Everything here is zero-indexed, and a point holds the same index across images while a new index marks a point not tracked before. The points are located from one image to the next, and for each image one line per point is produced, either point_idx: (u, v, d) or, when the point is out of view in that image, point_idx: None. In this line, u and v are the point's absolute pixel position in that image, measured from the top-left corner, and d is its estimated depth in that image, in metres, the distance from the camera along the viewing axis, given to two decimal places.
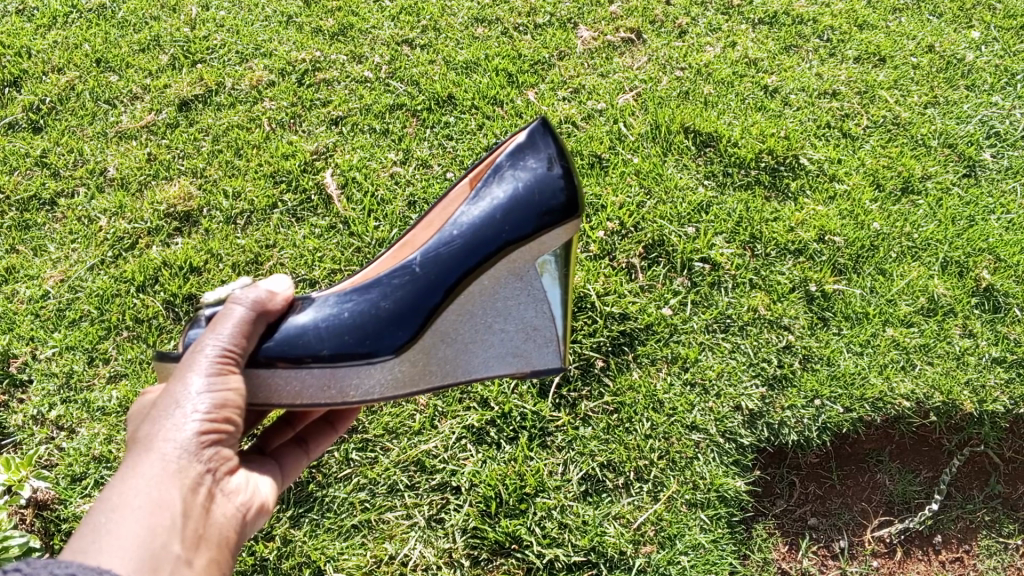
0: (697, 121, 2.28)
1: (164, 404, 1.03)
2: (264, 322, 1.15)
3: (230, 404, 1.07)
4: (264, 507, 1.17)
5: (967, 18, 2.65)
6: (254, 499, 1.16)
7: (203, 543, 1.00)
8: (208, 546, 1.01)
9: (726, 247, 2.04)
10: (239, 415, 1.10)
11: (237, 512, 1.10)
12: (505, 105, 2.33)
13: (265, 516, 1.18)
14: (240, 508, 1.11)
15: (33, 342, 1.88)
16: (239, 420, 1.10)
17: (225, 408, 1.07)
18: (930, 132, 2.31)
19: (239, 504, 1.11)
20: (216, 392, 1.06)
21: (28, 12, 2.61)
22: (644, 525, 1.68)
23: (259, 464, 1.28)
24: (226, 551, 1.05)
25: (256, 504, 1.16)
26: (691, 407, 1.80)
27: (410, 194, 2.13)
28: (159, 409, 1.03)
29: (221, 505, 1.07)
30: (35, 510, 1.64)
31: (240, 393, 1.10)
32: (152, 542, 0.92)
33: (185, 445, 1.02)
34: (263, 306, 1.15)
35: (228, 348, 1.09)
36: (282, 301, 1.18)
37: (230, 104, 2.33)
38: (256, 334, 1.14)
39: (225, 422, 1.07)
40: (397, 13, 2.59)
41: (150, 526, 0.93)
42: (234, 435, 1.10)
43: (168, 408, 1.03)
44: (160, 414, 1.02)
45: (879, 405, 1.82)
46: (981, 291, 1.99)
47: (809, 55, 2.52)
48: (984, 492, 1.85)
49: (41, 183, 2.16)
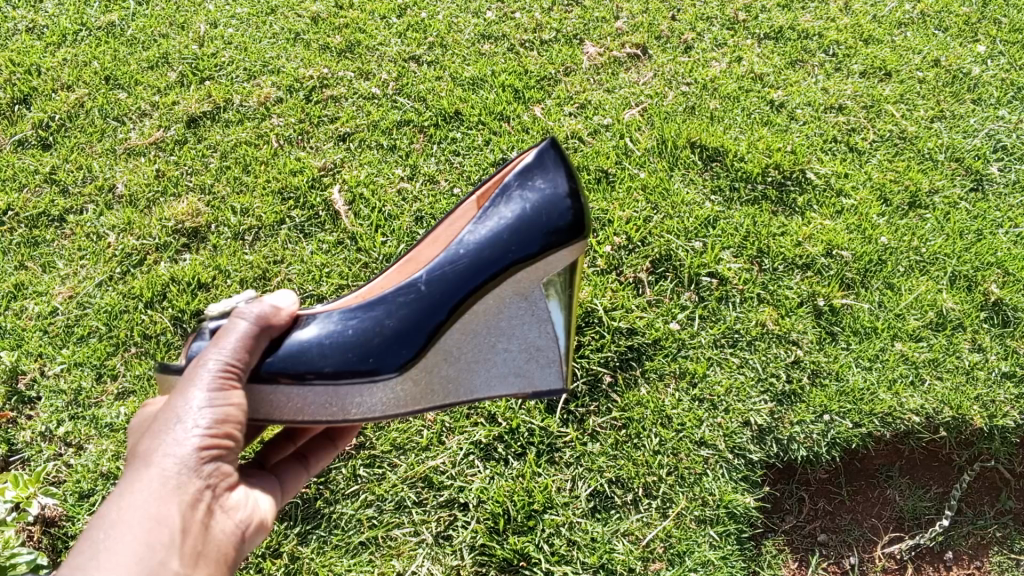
0: (704, 135, 2.28)
1: (165, 417, 1.03)
2: (267, 336, 1.15)
3: (231, 419, 1.07)
4: (263, 524, 1.17)
5: (973, 32, 2.65)
6: (254, 514, 1.15)
7: (202, 559, 1.01)
8: (208, 562, 1.02)
9: (733, 262, 2.04)
10: (240, 430, 1.09)
11: (237, 528, 1.10)
12: (512, 120, 2.34)
13: (265, 532, 1.18)
14: (240, 524, 1.11)
15: (42, 357, 1.89)
16: (240, 434, 1.09)
17: (227, 423, 1.06)
18: (937, 146, 2.31)
19: (239, 519, 1.11)
20: (218, 407, 1.05)
21: (38, 30, 2.64)
22: (654, 542, 1.67)
23: (260, 479, 1.28)
24: (224, 567, 1.06)
25: (256, 520, 1.15)
26: (699, 422, 1.79)
27: (418, 209, 2.14)
28: (160, 421, 1.03)
29: (221, 521, 1.07)
30: (43, 527, 1.65)
31: (242, 407, 1.10)
32: (149, 560, 0.94)
33: (185, 461, 1.02)
34: (267, 320, 1.14)
35: (230, 362, 1.09)
36: (286, 316, 1.18)
37: (239, 121, 2.35)
38: (259, 347, 1.13)
39: (226, 437, 1.07)
40: (404, 29, 2.61)
41: (146, 544, 0.95)
42: (235, 450, 1.10)
43: (169, 423, 1.02)
44: (161, 428, 1.02)
45: (889, 420, 1.81)
46: (990, 305, 1.98)
47: (815, 70, 2.54)
48: (995, 507, 1.84)
49: (51, 200, 2.18)
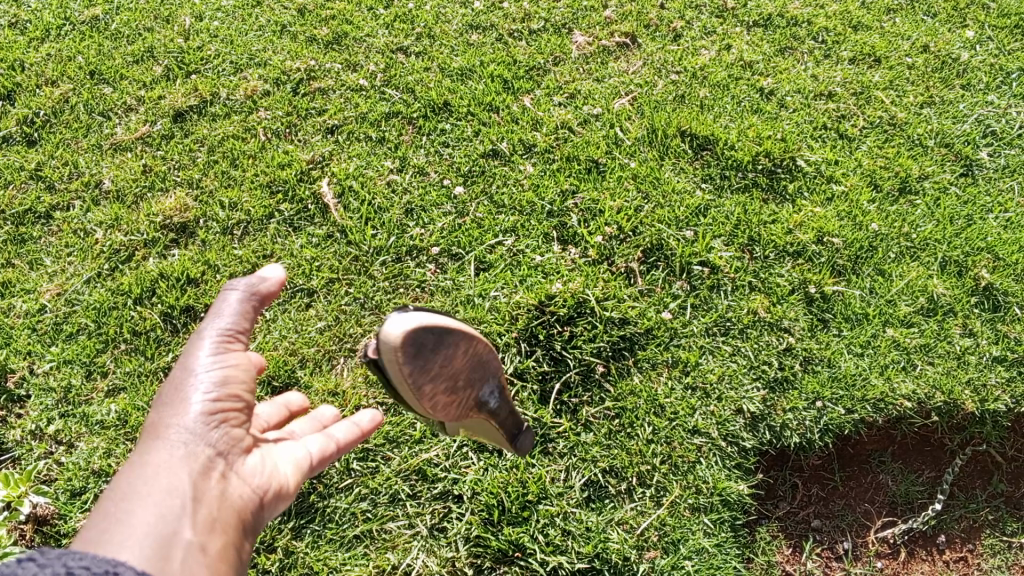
0: (693, 124, 2.27)
1: (169, 396, 1.16)
2: (255, 310, 1.26)
3: (232, 388, 1.20)
4: (282, 489, 1.25)
5: (961, 17, 2.65)
6: (272, 480, 1.23)
7: (216, 526, 1.07)
8: (223, 527, 1.08)
9: (724, 250, 2.04)
10: (242, 397, 1.22)
11: (252, 493, 1.19)
12: (501, 111, 2.33)
13: (287, 497, 1.26)
14: (255, 489, 1.19)
15: (31, 355, 1.87)
16: (241, 404, 1.22)
17: (227, 394, 1.19)
18: (927, 131, 2.32)
19: (253, 485, 1.19)
20: (218, 379, 1.19)
21: (21, 25, 2.61)
22: (649, 531, 1.67)
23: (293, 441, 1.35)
24: (241, 530, 1.13)
25: (273, 485, 1.23)
26: (692, 410, 1.80)
27: (408, 202, 2.12)
28: (167, 399, 1.16)
29: (235, 487, 1.15)
30: (35, 525, 1.62)
31: (241, 375, 1.22)
32: (167, 521, 1.01)
33: (188, 434, 1.13)
34: (252, 295, 1.24)
35: (223, 338, 1.22)
36: (269, 286, 1.26)
37: (226, 114, 2.32)
38: (251, 318, 1.25)
39: (229, 407, 1.19)
40: (391, 20, 2.58)
41: (160, 508, 1.02)
42: (239, 422, 1.21)
43: (174, 400, 1.16)
44: (167, 406, 1.15)
45: (881, 406, 1.82)
46: (980, 290, 1.99)
47: (804, 57, 2.53)
48: (987, 491, 1.85)
49: (37, 197, 2.15)
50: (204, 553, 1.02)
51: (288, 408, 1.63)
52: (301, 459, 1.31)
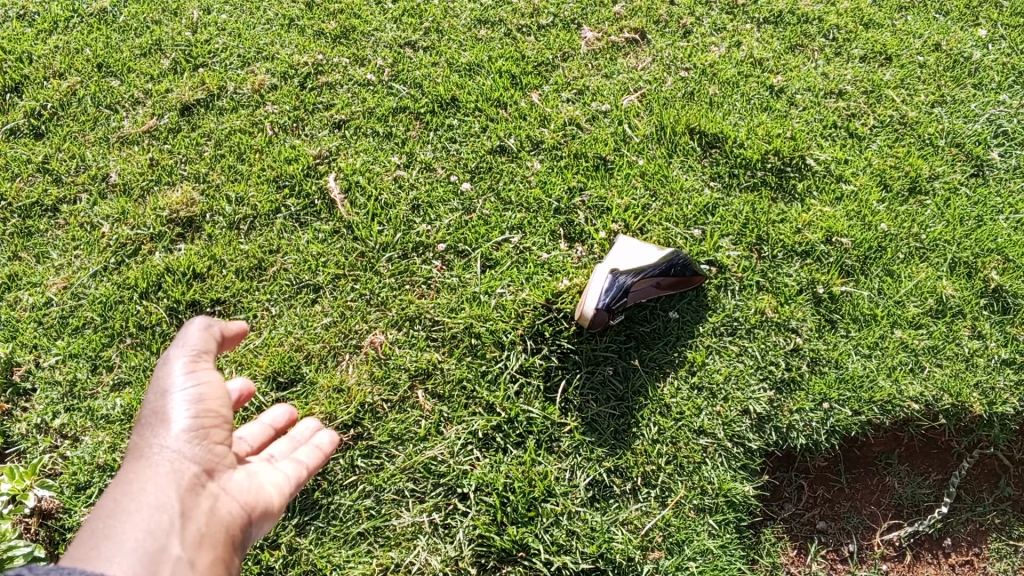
0: (703, 121, 2.26)
1: (150, 420, 1.25)
2: (216, 339, 1.38)
3: (206, 412, 1.30)
4: (267, 505, 1.34)
5: (974, 16, 2.62)
6: (256, 496, 1.32)
7: (204, 540, 1.15)
8: (212, 542, 1.17)
9: (732, 249, 2.02)
10: (217, 420, 1.32)
11: (239, 508, 1.27)
12: (508, 106, 2.31)
13: (272, 512, 1.35)
14: (241, 504, 1.28)
15: (37, 349, 1.88)
16: (218, 426, 1.31)
17: (202, 417, 1.29)
18: (938, 131, 2.29)
19: (239, 500, 1.28)
20: (192, 404, 1.29)
21: (29, 17, 2.60)
22: (653, 532, 1.67)
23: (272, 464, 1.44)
24: (230, 543, 1.21)
25: (257, 501, 1.32)
26: (699, 410, 1.79)
27: (414, 198, 2.12)
28: (147, 424, 1.25)
29: (222, 502, 1.24)
30: (40, 519, 1.64)
31: (213, 402, 1.32)
32: (156, 538, 1.08)
33: (172, 453, 1.22)
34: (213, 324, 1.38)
35: (191, 364, 1.32)
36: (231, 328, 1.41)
37: (233, 108, 2.32)
38: (213, 346, 1.37)
39: (207, 429, 1.29)
40: (399, 14, 2.56)
41: (149, 525, 1.10)
42: (218, 444, 1.30)
43: (154, 423, 1.24)
44: (147, 429, 1.24)
45: (888, 408, 1.81)
46: (990, 292, 1.97)
47: (814, 55, 2.51)
48: (994, 494, 1.84)
49: (44, 189, 2.15)
50: (193, 568, 1.10)
51: (272, 426, 1.63)
52: (282, 478, 1.40)
